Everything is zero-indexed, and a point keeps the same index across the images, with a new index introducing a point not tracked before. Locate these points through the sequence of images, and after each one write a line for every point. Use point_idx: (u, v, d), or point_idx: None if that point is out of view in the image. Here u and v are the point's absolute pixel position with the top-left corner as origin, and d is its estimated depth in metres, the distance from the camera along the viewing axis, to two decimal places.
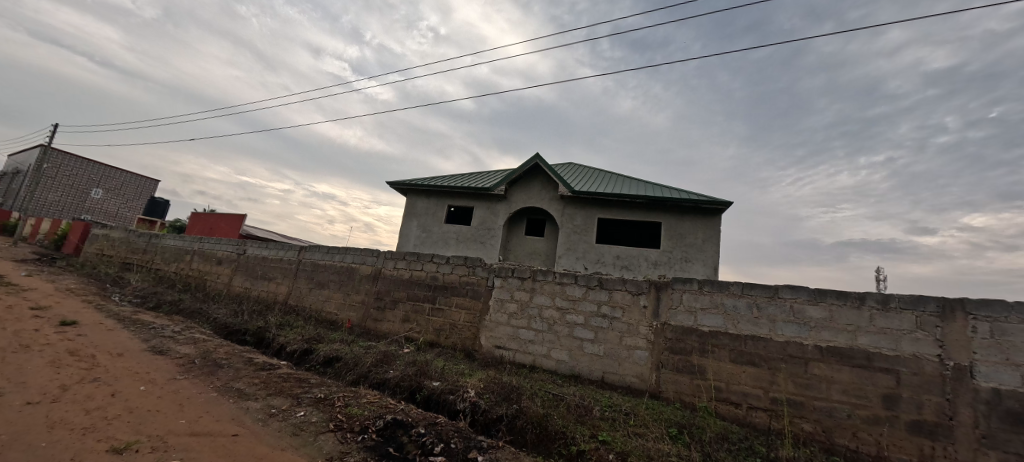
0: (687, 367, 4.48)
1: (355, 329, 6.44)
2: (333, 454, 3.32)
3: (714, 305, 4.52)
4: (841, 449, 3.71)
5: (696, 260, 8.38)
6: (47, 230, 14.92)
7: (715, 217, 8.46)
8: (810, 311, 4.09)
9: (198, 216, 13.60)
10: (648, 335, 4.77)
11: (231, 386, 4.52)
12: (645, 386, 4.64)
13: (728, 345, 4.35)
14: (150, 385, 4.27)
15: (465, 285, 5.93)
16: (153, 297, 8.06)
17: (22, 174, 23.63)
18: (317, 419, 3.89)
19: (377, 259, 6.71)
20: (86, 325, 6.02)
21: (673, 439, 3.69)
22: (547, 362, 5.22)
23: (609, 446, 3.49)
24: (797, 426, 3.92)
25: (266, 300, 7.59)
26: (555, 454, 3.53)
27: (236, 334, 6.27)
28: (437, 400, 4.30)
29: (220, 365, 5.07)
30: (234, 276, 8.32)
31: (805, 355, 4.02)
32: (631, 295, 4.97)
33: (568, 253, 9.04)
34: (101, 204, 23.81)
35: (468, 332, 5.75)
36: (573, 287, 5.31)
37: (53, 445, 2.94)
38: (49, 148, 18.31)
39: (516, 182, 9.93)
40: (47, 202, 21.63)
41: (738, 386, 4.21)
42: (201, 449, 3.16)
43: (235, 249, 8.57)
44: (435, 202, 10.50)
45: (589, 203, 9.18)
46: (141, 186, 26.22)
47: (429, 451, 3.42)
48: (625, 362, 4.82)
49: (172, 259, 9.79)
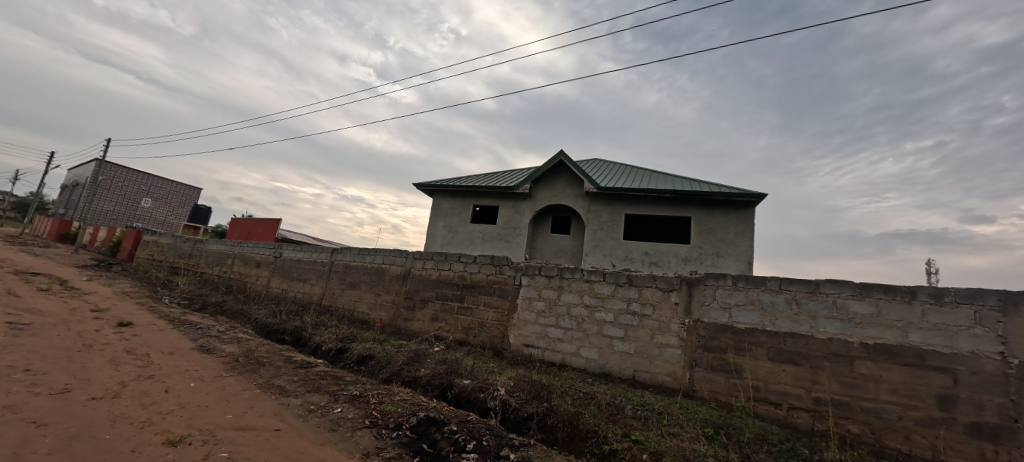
0: (722, 365, 4.34)
1: (386, 329, 6.58)
2: (370, 449, 3.41)
3: (750, 301, 4.36)
4: (892, 452, 3.50)
5: (728, 255, 8.10)
6: (103, 238, 16.05)
7: (749, 210, 8.16)
8: (854, 307, 3.88)
9: (237, 222, 14.30)
10: (680, 332, 4.65)
11: (272, 382, 4.73)
12: (678, 385, 4.53)
13: (767, 343, 4.18)
14: (199, 382, 4.52)
15: (493, 284, 5.96)
16: (199, 300, 8.51)
17: (80, 186, 25.50)
18: (353, 415, 4.01)
19: (406, 259, 6.84)
20: (140, 326, 6.45)
21: (709, 439, 3.58)
22: (577, 360, 5.18)
23: (643, 446, 3.42)
24: (843, 428, 3.72)
25: (302, 301, 7.88)
26: (587, 454, 3.49)
27: (275, 334, 6.54)
28: (468, 397, 4.34)
29: (262, 363, 5.30)
30: (272, 278, 8.68)
31: (850, 353, 3.81)
32: (661, 292, 4.86)
33: (594, 251, 8.93)
34: (151, 213, 25.47)
35: (496, 331, 5.78)
36: (601, 284, 5.25)
37: (116, 437, 3.16)
38: (104, 161, 19.65)
39: (540, 180, 9.90)
40: (102, 211, 23.24)
41: (778, 385, 4.04)
42: (247, 443, 3.31)
43: (272, 252, 8.94)
44: (461, 203, 10.60)
45: (615, 200, 9.03)
46: (186, 195, 27.87)
47: (462, 448, 3.46)
48: (656, 360, 4.72)
49: (215, 263, 10.33)
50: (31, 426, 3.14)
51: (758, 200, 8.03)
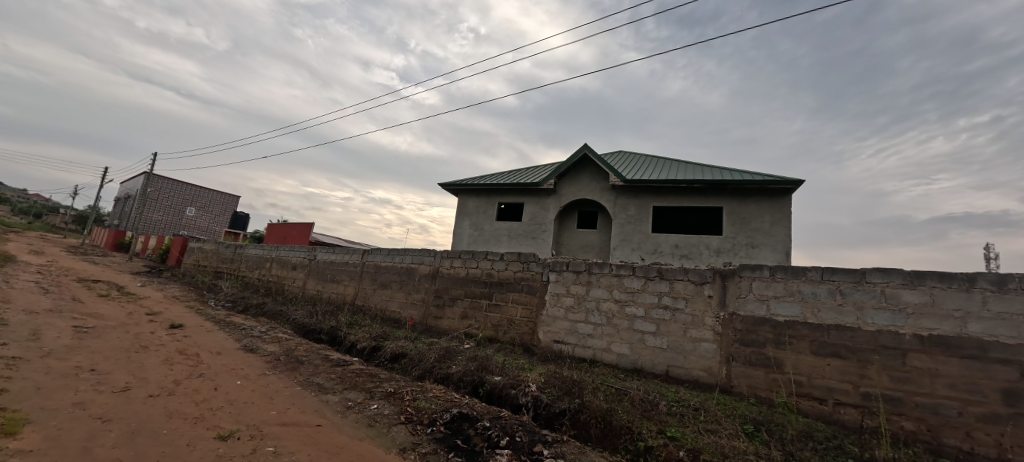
0: (762, 360, 4.17)
1: (418, 327, 6.71)
2: (406, 445, 3.49)
3: (789, 292, 4.17)
4: (952, 451, 3.27)
5: (764, 246, 7.80)
6: (153, 246, 17.12)
7: (785, 198, 7.81)
8: (905, 296, 3.65)
9: (273, 227, 14.90)
10: (715, 326, 4.51)
11: (312, 380, 4.92)
12: (714, 381, 4.39)
13: (809, 336, 3.99)
14: (245, 380, 4.77)
15: (520, 281, 5.97)
16: (242, 302, 8.95)
17: (131, 199, 27.31)
18: (389, 412, 4.11)
19: (434, 258, 6.95)
20: (190, 328, 6.85)
21: (749, 436, 3.46)
22: (607, 356, 5.11)
23: (679, 443, 3.34)
24: (895, 424, 3.51)
25: (336, 301, 8.15)
26: (621, 450, 3.45)
27: (312, 333, 6.80)
28: (499, 394, 4.37)
29: (301, 362, 5.52)
30: (307, 280, 9.02)
31: (902, 346, 3.59)
32: (693, 285, 4.73)
33: (622, 245, 8.79)
34: (195, 221, 27.00)
35: (525, 328, 5.78)
36: (631, 279, 5.16)
37: (172, 432, 3.37)
38: (152, 174, 20.92)
39: (564, 175, 9.81)
40: (151, 221, 24.81)
41: (822, 380, 3.85)
42: (291, 438, 3.46)
43: (307, 255, 9.28)
44: (486, 201, 10.66)
45: (642, 192, 8.84)
46: (226, 203, 29.36)
47: (496, 444, 3.49)
48: (690, 355, 4.59)
49: (255, 267, 10.82)
50: (97, 421, 3.39)
51: (795, 187, 7.67)
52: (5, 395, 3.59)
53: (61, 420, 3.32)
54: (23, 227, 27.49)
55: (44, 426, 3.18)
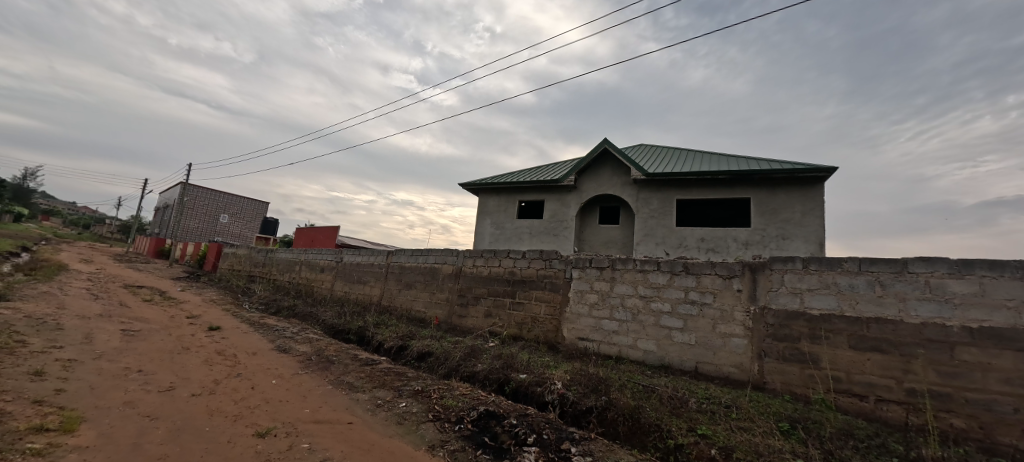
0: (796, 355, 4.02)
1: (442, 326, 6.80)
2: (435, 442, 3.55)
3: (825, 285, 4.00)
4: (1008, 450, 3.07)
5: (795, 237, 7.52)
6: (191, 252, 17.95)
7: (817, 186, 7.49)
8: (952, 286, 3.45)
9: (302, 231, 15.37)
10: (745, 321, 4.38)
11: (342, 379, 5.06)
12: (746, 377, 4.27)
13: (847, 330, 3.82)
14: (280, 379, 4.96)
15: (543, 278, 5.95)
16: (274, 304, 9.29)
17: (170, 208, 28.76)
18: (417, 409, 4.18)
19: (457, 258, 7.01)
20: (227, 330, 7.17)
21: (785, 434, 3.35)
22: (634, 353, 5.04)
23: (710, 441, 3.26)
24: (944, 422, 3.32)
25: (363, 302, 8.34)
26: (651, 448, 3.40)
27: (342, 333, 6.99)
28: (526, 392, 4.38)
29: (331, 361, 5.69)
30: (335, 282, 9.27)
31: (950, 339, 3.39)
32: (721, 279, 4.60)
33: (645, 240, 8.64)
34: (228, 228, 28.20)
35: (550, 326, 5.76)
36: (656, 274, 5.07)
37: (214, 429, 3.53)
38: (187, 184, 21.92)
39: (585, 171, 9.72)
40: (188, 229, 26.03)
41: (862, 375, 3.68)
42: (325, 435, 3.57)
43: (334, 257, 9.54)
44: (506, 199, 10.69)
45: (665, 185, 8.66)
46: (257, 209, 30.50)
47: (523, 442, 3.49)
48: (720, 351, 4.48)
49: (285, 270, 11.20)
50: (146, 419, 3.59)
51: (828, 175, 7.35)
52: (64, 394, 3.85)
53: (113, 418, 3.53)
54: (74, 237, 29.45)
55: (99, 424, 3.39)
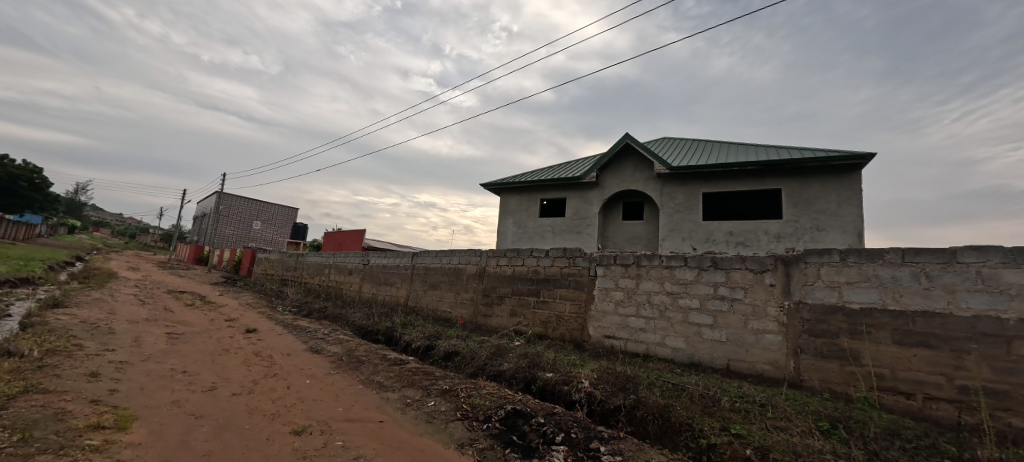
0: (835, 351, 3.84)
1: (468, 326, 6.86)
2: (464, 440, 3.59)
3: (865, 278, 3.81)
4: None
5: (831, 228, 7.20)
6: (228, 258, 18.77)
7: (854, 174, 7.14)
8: (1007, 276, 3.25)
9: (330, 235, 15.82)
10: (780, 316, 4.22)
11: (373, 378, 5.19)
12: (781, 374, 4.11)
13: (890, 325, 3.62)
14: (313, 379, 5.13)
15: (567, 277, 5.92)
16: (306, 306, 9.61)
17: (207, 216, 30.22)
18: (446, 408, 4.25)
19: (480, 258, 7.07)
20: (263, 332, 7.47)
21: (825, 433, 3.21)
22: (662, 351, 4.94)
23: (745, 441, 3.16)
24: (1001, 421, 3.11)
25: (390, 303, 8.52)
26: (682, 448, 3.33)
27: (371, 334, 7.17)
28: (553, 390, 4.37)
29: (362, 361, 5.84)
30: (363, 284, 9.51)
31: (1006, 333, 3.18)
32: (753, 274, 4.46)
33: (671, 235, 8.46)
34: (261, 234, 29.36)
35: (575, 323, 5.73)
36: (683, 270, 4.95)
37: (254, 427, 3.69)
38: (222, 193, 22.97)
39: (606, 167, 9.60)
40: (224, 236, 27.26)
41: (908, 372, 3.48)
42: (357, 433, 3.67)
43: (361, 260, 9.78)
44: (527, 198, 10.68)
45: (690, 179, 8.45)
46: (287, 215, 31.62)
47: (551, 440, 3.49)
48: (752, 348, 4.34)
49: (316, 273, 11.57)
50: (191, 417, 3.79)
51: (866, 162, 7.00)
52: (117, 394, 4.11)
53: (162, 417, 3.73)
54: (121, 246, 31.37)
55: (149, 422, 3.60)
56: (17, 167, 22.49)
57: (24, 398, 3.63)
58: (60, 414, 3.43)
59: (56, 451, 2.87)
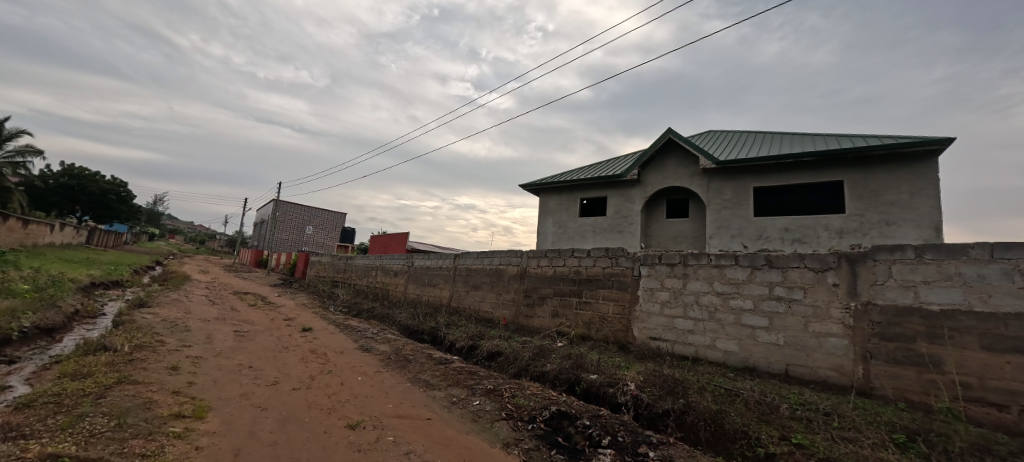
0: (912, 357, 3.49)
1: (510, 326, 6.91)
2: (509, 440, 3.63)
3: (945, 276, 3.45)
4: None
5: (902, 222, 6.58)
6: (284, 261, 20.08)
7: (928, 162, 6.50)
8: None
9: (375, 238, 16.49)
10: (845, 319, 3.91)
11: (419, 377, 5.36)
12: (849, 381, 3.81)
13: (977, 329, 3.25)
14: (364, 376, 5.37)
15: (610, 277, 5.82)
16: (356, 307, 10.09)
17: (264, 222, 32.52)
18: (491, 407, 4.31)
19: (521, 259, 7.10)
20: (317, 330, 7.92)
21: (901, 447, 2.94)
22: (713, 354, 4.73)
23: (808, 452, 2.96)
24: None
25: (434, 303, 8.76)
26: (737, 456, 3.17)
27: (416, 334, 7.41)
28: (597, 392, 4.30)
29: (409, 360, 6.06)
30: (407, 285, 9.85)
31: None
32: (813, 273, 4.17)
33: (719, 232, 8.09)
34: (312, 238, 31.17)
35: (619, 325, 5.61)
36: (734, 269, 4.72)
37: (312, 420, 3.92)
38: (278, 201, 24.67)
39: (647, 163, 9.32)
40: (279, 240, 29.20)
41: (1000, 381, 3.13)
42: (407, 429, 3.80)
43: (406, 262, 10.12)
44: (567, 198, 10.60)
45: (738, 173, 8.03)
46: (335, 220, 33.34)
47: (598, 444, 3.43)
48: (815, 352, 4.04)
49: (363, 275, 12.11)
50: (257, 409, 4.10)
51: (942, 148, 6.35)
52: (194, 386, 4.53)
53: (233, 408, 4.07)
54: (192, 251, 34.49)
55: (221, 412, 3.93)
56: (107, 182, 25.40)
57: (118, 387, 4.08)
58: (147, 403, 3.82)
59: (146, 436, 3.20)
